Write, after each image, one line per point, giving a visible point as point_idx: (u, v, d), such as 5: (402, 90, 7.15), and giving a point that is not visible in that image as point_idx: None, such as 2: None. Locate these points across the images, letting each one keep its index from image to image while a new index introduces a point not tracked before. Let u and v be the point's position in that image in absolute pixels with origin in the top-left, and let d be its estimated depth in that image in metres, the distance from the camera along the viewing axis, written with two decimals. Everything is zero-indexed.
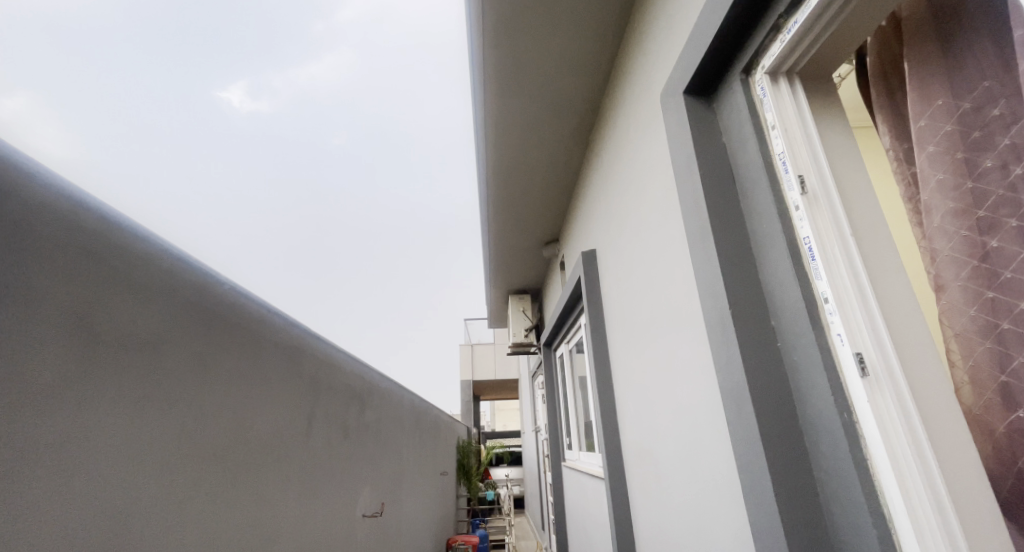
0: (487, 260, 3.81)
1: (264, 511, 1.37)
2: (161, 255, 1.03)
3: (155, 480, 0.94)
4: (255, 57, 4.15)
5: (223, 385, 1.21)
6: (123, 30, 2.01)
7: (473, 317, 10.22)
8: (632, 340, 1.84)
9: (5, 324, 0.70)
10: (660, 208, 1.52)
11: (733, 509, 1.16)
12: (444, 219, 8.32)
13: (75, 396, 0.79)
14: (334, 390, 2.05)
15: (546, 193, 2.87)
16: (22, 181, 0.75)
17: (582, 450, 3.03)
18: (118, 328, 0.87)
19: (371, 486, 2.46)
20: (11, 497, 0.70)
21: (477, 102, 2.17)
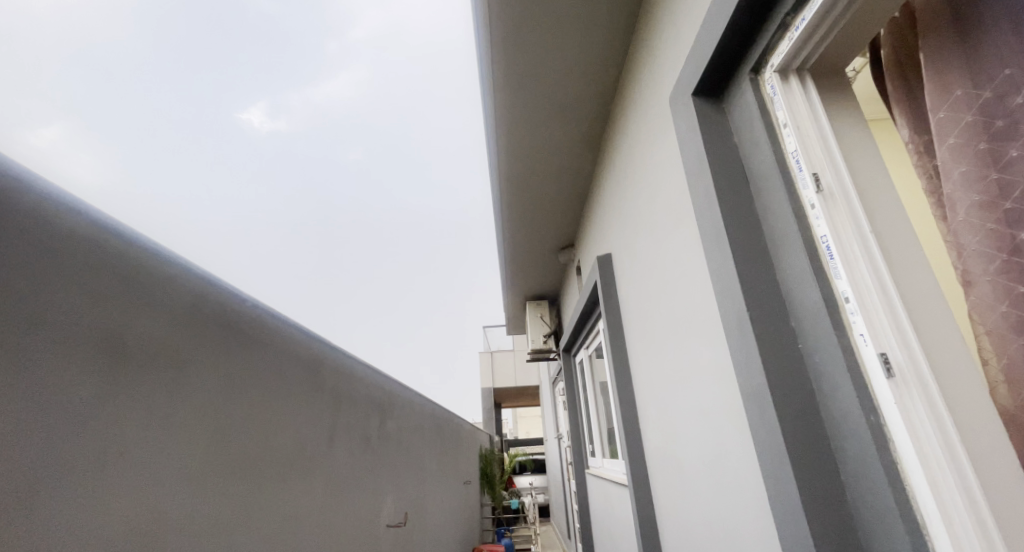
0: (504, 268, 3.83)
1: (291, 521, 1.40)
2: (186, 275, 1.07)
3: (185, 489, 0.97)
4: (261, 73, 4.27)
5: (247, 399, 1.24)
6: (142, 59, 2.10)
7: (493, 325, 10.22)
8: (652, 344, 1.82)
9: (51, 348, 0.75)
10: (673, 209, 1.51)
11: (760, 515, 1.13)
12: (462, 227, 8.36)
13: (111, 410, 0.83)
14: (356, 401, 2.08)
15: (561, 199, 2.87)
16: (60, 215, 0.80)
17: (606, 456, 2.99)
18: (145, 345, 0.91)
19: (394, 495, 2.47)
20: (55, 502, 0.73)
21: (487, 111, 2.20)
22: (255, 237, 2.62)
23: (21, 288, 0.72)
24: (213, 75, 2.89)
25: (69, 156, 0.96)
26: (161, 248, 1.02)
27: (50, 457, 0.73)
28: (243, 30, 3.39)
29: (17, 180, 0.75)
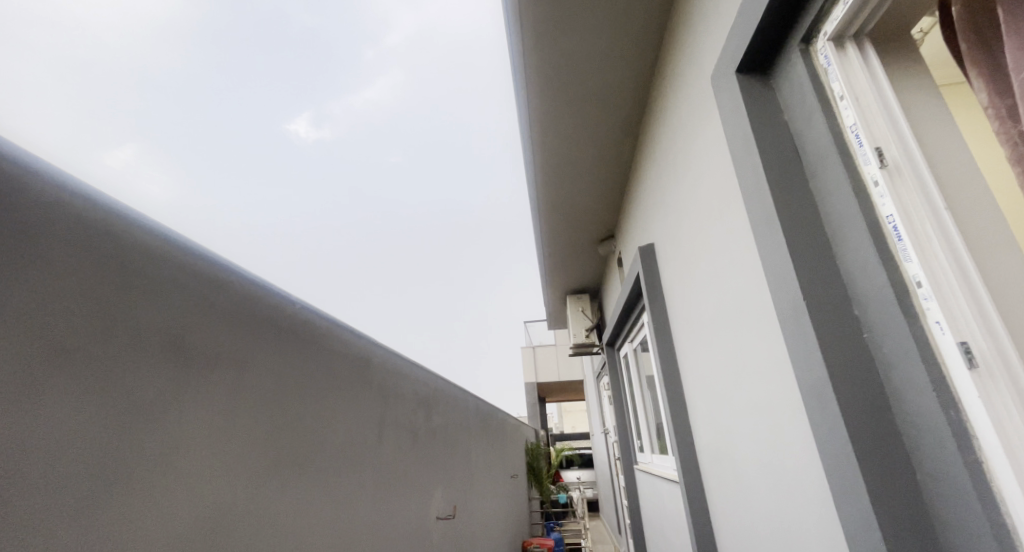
0: (543, 263, 3.80)
1: (343, 515, 1.45)
2: (240, 282, 1.14)
3: (245, 482, 1.03)
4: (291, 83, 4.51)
5: (300, 398, 1.30)
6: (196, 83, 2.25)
7: (534, 319, 10.18)
8: (700, 337, 1.75)
9: (130, 352, 0.81)
10: (719, 194, 1.44)
11: (826, 516, 1.06)
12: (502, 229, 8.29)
13: (178, 409, 0.89)
14: (404, 397, 2.13)
15: (598, 190, 2.82)
16: (130, 230, 0.86)
17: (655, 452, 2.92)
18: (205, 348, 0.97)
19: (443, 489, 2.52)
20: (133, 493, 0.78)
21: (521, 106, 2.18)
22: (299, 242, 2.72)
23: (105, 296, 0.79)
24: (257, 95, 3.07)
25: (129, 172, 1.03)
26: (214, 254, 1.08)
27: (127, 451, 0.78)
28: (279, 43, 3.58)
29: (87, 200, 0.81)
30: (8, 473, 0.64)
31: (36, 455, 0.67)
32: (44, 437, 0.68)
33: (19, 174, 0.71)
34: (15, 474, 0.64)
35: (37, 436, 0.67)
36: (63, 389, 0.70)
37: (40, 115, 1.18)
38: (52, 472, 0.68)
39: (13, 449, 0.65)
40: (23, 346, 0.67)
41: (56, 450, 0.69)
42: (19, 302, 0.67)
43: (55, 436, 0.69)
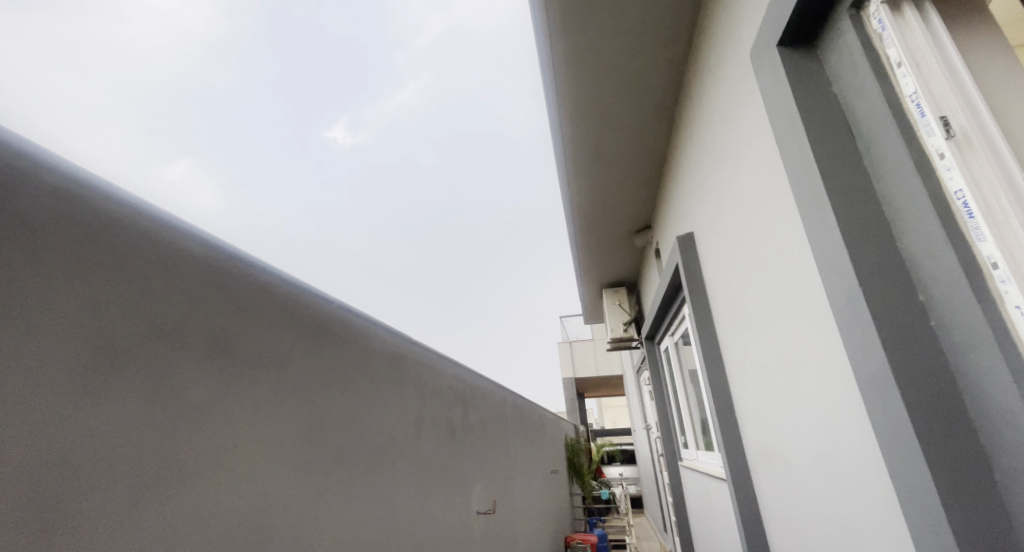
0: (576, 257, 3.75)
1: (384, 509, 1.48)
2: (278, 285, 1.18)
3: (288, 477, 1.07)
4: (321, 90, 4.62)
5: (338, 395, 1.34)
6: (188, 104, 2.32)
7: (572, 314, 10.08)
8: (744, 328, 1.67)
9: (180, 355, 0.86)
10: (762, 177, 1.36)
11: (890, 518, 0.99)
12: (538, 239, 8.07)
13: (225, 408, 0.92)
14: (441, 393, 2.15)
15: (631, 180, 2.75)
16: (172, 237, 0.90)
17: (700, 448, 2.83)
18: (247, 348, 1.02)
19: (482, 484, 2.53)
20: (189, 487, 0.82)
21: (550, 98, 2.14)
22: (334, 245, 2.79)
23: (154, 300, 0.83)
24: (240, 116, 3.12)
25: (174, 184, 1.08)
26: (251, 258, 1.12)
27: (182, 447, 0.82)
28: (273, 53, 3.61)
29: (133, 210, 0.85)
30: (79, 472, 0.67)
31: (100, 454, 0.70)
32: (106, 438, 0.71)
33: (70, 188, 0.74)
34: (84, 473, 0.68)
35: (100, 436, 0.70)
36: (120, 392, 0.74)
37: (90, 134, 1.27)
38: (113, 473, 0.71)
39: (84, 448, 0.68)
40: (82, 350, 0.71)
41: (118, 449, 0.73)
42: (78, 307, 0.71)
43: (116, 435, 0.72)
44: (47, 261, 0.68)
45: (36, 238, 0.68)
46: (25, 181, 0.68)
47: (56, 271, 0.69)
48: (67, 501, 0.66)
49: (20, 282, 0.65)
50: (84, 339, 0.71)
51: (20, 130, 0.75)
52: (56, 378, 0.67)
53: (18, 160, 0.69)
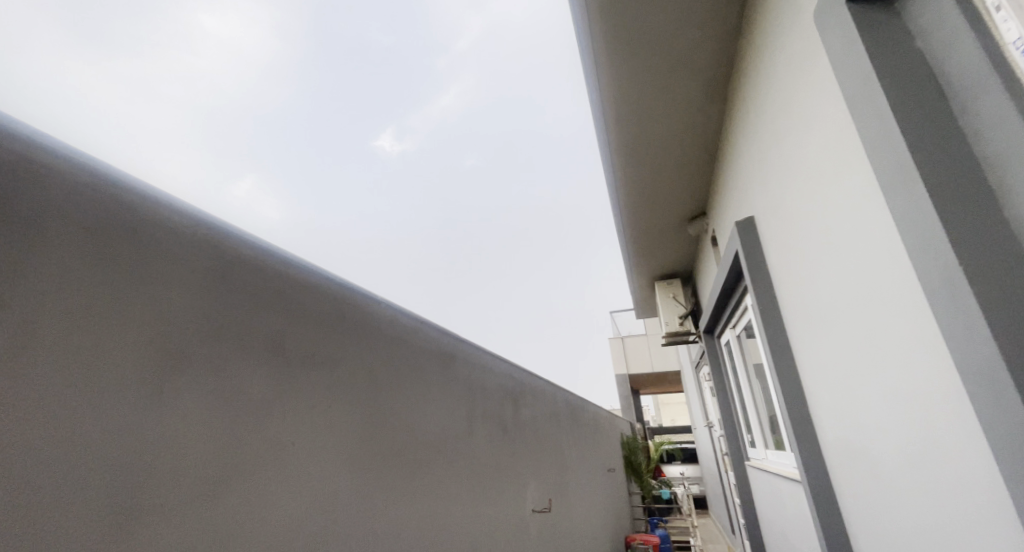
0: (625, 250, 3.63)
1: (439, 506, 1.49)
2: (331, 287, 1.22)
3: (346, 478, 1.10)
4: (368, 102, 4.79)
5: (392, 396, 1.36)
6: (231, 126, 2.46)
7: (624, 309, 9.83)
8: (816, 317, 1.53)
9: (242, 356, 0.90)
10: (832, 152, 1.24)
11: (1006, 533, 0.86)
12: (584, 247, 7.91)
13: (284, 408, 0.96)
14: (491, 391, 2.14)
15: (682, 166, 2.62)
16: (230, 245, 0.95)
17: (769, 447, 2.65)
18: (305, 349, 1.06)
19: (537, 483, 2.50)
20: (253, 483, 0.85)
21: (592, 87, 2.07)
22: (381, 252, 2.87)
23: (217, 304, 0.87)
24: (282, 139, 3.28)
25: (239, 204, 1.16)
26: (302, 262, 1.16)
27: (246, 443, 0.86)
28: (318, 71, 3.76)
29: (194, 222, 0.89)
30: (159, 465, 0.71)
31: (175, 449, 0.74)
32: (180, 432, 0.75)
33: (133, 201, 0.78)
34: (164, 465, 0.72)
35: (175, 431, 0.74)
36: (192, 392, 0.78)
37: (153, 153, 1.35)
38: (186, 466, 0.75)
39: (162, 443, 0.72)
40: (158, 351, 0.75)
41: (191, 445, 0.76)
42: (151, 313, 0.75)
43: (188, 432, 0.76)
44: (124, 269, 0.73)
45: (113, 247, 0.72)
46: (94, 196, 0.72)
47: (126, 276, 0.73)
48: (148, 493, 0.69)
49: (96, 288, 0.69)
50: (153, 342, 0.74)
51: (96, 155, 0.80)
52: (132, 376, 0.70)
53: (98, 183, 0.74)
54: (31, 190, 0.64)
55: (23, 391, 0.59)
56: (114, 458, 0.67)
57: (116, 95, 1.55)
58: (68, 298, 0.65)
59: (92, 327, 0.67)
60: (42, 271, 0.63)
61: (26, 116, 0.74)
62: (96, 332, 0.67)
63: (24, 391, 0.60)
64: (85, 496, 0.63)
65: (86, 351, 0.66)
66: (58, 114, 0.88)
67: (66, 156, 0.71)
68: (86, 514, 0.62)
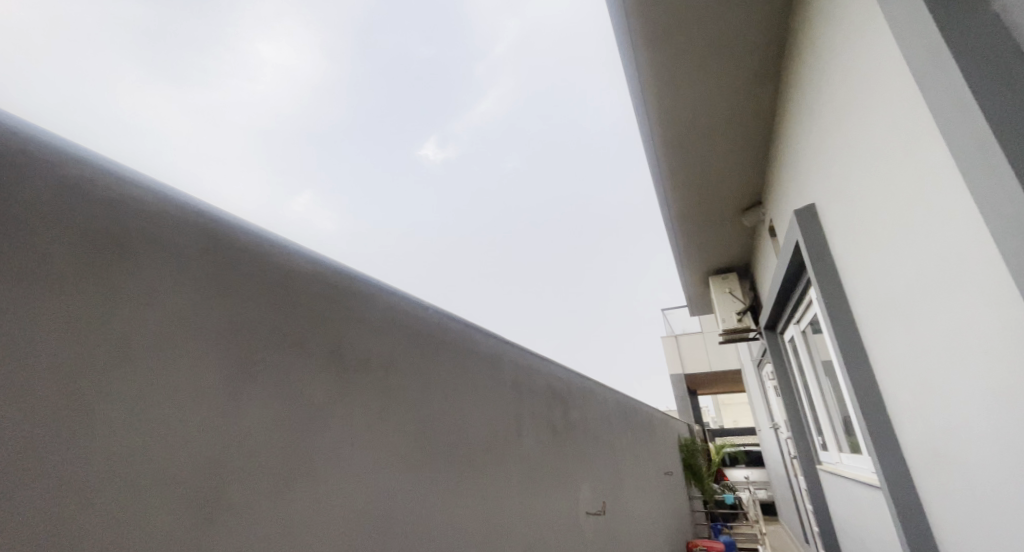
0: (675, 246, 3.51)
1: (488, 507, 1.50)
2: (380, 294, 1.27)
3: (399, 478, 1.14)
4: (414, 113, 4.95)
5: (442, 397, 1.40)
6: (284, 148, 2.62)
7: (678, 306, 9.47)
8: (890, 311, 1.41)
9: (305, 362, 0.96)
10: (900, 133, 1.15)
11: None
12: (630, 250, 7.69)
13: (340, 411, 1.01)
14: (540, 392, 2.14)
15: (734, 155, 2.49)
16: (287, 258, 1.02)
17: (844, 452, 2.46)
18: (359, 354, 1.12)
19: (590, 484, 2.47)
20: (314, 484, 0.91)
21: (632, 81, 2.03)
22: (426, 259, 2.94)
23: (280, 313, 0.94)
24: (329, 158, 3.47)
25: (295, 218, 1.24)
26: (352, 271, 1.22)
27: (308, 444, 0.92)
28: (362, 88, 3.91)
29: (258, 238, 0.97)
30: (234, 465, 0.77)
31: (247, 450, 0.80)
32: (250, 435, 0.81)
33: (203, 222, 0.85)
34: (239, 465, 0.78)
35: (246, 433, 0.81)
36: (262, 395, 0.85)
37: (216, 172, 1.46)
38: (256, 467, 0.81)
39: (237, 444, 0.78)
40: (231, 359, 0.82)
41: (261, 446, 0.82)
42: (224, 324, 0.82)
43: (256, 434, 0.82)
44: (199, 284, 0.80)
45: (190, 264, 0.79)
46: (169, 221, 0.79)
47: (202, 291, 0.80)
48: (227, 491, 0.75)
49: (179, 303, 0.76)
50: (228, 351, 0.81)
51: (170, 181, 0.88)
52: (212, 383, 0.77)
53: (174, 208, 0.81)
54: (119, 217, 0.71)
55: (128, 397, 0.66)
56: (195, 464, 0.71)
57: (185, 125, 1.69)
58: (159, 312, 0.72)
59: (176, 338, 0.74)
60: (136, 288, 0.70)
61: (115, 153, 0.83)
62: (179, 342, 0.74)
63: (123, 398, 0.65)
64: (170, 499, 0.68)
65: (170, 360, 0.72)
66: (136, 147, 0.98)
67: (146, 187, 0.79)
68: (175, 510, 0.68)
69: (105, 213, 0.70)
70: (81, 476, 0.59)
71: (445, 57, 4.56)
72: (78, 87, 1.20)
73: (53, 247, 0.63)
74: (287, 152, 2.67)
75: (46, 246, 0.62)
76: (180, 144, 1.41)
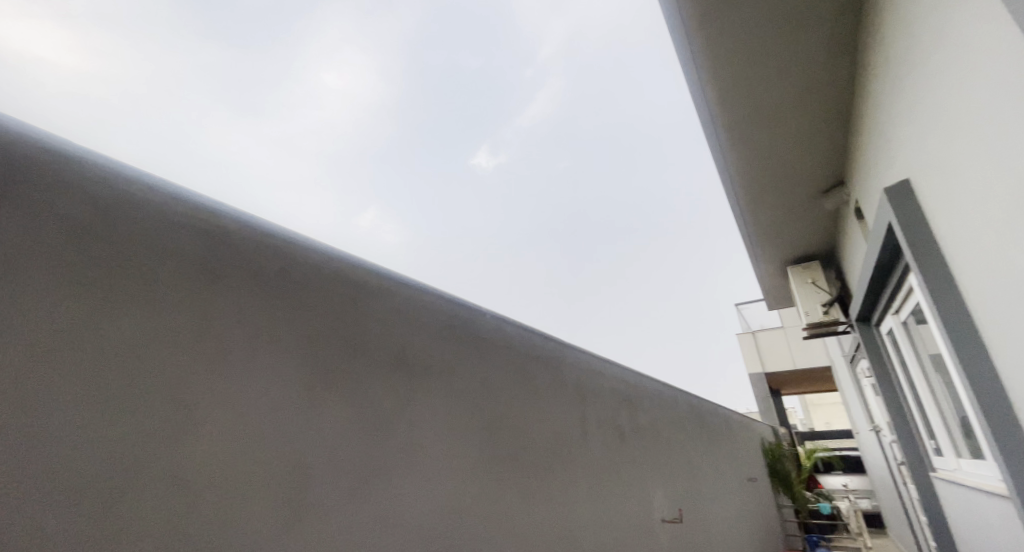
0: (746, 236, 3.28)
1: (557, 511, 1.48)
2: (442, 302, 1.31)
3: (466, 482, 1.16)
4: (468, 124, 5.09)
5: (505, 402, 1.41)
6: (346, 170, 2.79)
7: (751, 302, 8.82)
8: (1008, 297, 1.22)
9: (373, 371, 1.01)
10: (1007, 92, 1.00)
11: None
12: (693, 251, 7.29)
13: (408, 418, 1.06)
14: (605, 395, 2.09)
15: (809, 134, 2.28)
16: (355, 272, 1.08)
17: (963, 457, 2.16)
18: (424, 362, 1.16)
19: (664, 490, 2.36)
20: (384, 490, 0.94)
21: (689, 67, 1.93)
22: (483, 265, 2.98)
23: (350, 327, 1.00)
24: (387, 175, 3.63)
25: (359, 234, 1.31)
26: (414, 281, 1.27)
27: (380, 452, 0.96)
28: (414, 105, 4.06)
29: (327, 255, 1.03)
30: (315, 469, 0.82)
31: (324, 457, 0.85)
32: (326, 440, 0.86)
33: (278, 244, 0.92)
34: (320, 469, 0.83)
35: (324, 438, 0.86)
36: (335, 402, 0.90)
37: (286, 194, 1.58)
38: (333, 471, 0.85)
39: (316, 449, 0.83)
40: (308, 371, 0.87)
41: (338, 453, 0.87)
42: (300, 338, 0.88)
43: (334, 441, 0.87)
44: (277, 303, 0.86)
45: (271, 284, 0.86)
46: (252, 246, 0.86)
47: (279, 309, 0.86)
48: (309, 494, 0.80)
49: (263, 320, 0.83)
50: (306, 364, 0.87)
51: (248, 209, 0.96)
52: (293, 393, 0.83)
53: (254, 233, 0.88)
54: (204, 244, 0.78)
55: (225, 409, 0.72)
56: (277, 467, 0.77)
57: (262, 155, 1.85)
58: (245, 331, 0.79)
59: (261, 353, 0.80)
60: (224, 310, 0.77)
61: (204, 188, 0.93)
62: (261, 356, 0.80)
63: (221, 409, 0.72)
64: (259, 501, 0.73)
65: (254, 373, 0.78)
66: (220, 180, 1.08)
67: (230, 215, 0.87)
68: (264, 510, 0.73)
69: (190, 240, 0.76)
70: (182, 477, 0.65)
71: (494, 65, 4.61)
72: (172, 131, 1.36)
73: (157, 274, 0.71)
74: (350, 173, 2.84)
75: (151, 275, 0.70)
76: (256, 172, 1.54)
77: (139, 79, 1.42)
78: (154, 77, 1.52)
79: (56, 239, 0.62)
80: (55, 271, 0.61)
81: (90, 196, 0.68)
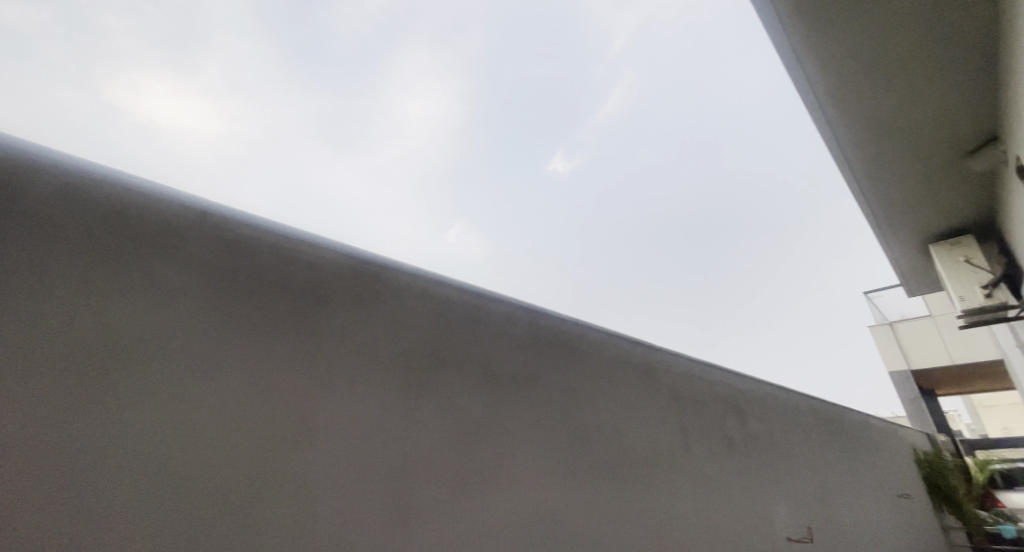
0: (870, 214, 2.85)
1: (661, 525, 1.40)
2: (524, 312, 1.31)
3: (563, 492, 1.15)
4: (545, 132, 5.12)
5: (596, 412, 1.37)
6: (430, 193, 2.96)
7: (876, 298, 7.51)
8: None
9: (462, 384, 1.05)
10: None
11: None
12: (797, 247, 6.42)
13: (499, 428, 1.08)
14: (707, 401, 1.93)
15: (945, 88, 1.92)
16: (439, 287, 1.12)
17: None
18: (510, 372, 1.17)
19: (787, 504, 2.12)
20: (482, 498, 0.97)
21: (778, 36, 1.74)
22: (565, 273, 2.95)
23: (438, 341, 1.04)
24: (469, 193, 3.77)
25: (441, 251, 1.36)
26: (495, 292, 1.28)
27: (475, 461, 0.99)
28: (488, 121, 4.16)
29: (413, 273, 1.08)
30: (415, 476, 0.87)
31: (423, 465, 0.90)
32: (424, 449, 0.91)
33: (368, 267, 0.99)
34: (420, 476, 0.88)
35: (422, 447, 0.91)
36: (430, 414, 0.95)
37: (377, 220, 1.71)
38: (432, 478, 0.90)
39: (415, 457, 0.89)
40: (403, 384, 0.93)
41: (437, 462, 0.92)
42: (393, 355, 0.94)
43: (430, 450, 0.92)
44: (372, 322, 0.93)
45: (366, 307, 0.94)
46: (347, 271, 0.94)
47: (374, 329, 0.93)
48: (411, 499, 0.85)
49: (363, 339, 0.90)
50: (401, 378, 0.93)
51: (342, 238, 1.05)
52: (392, 406, 0.89)
53: (348, 260, 0.96)
54: (307, 274, 0.87)
55: (335, 421, 0.80)
56: (382, 474, 0.83)
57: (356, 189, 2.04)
58: (347, 350, 0.87)
59: (362, 369, 0.88)
60: (328, 332, 0.85)
61: (305, 223, 1.03)
62: (360, 371, 0.87)
63: (332, 421, 0.79)
64: (369, 506, 0.79)
65: (354, 390, 0.85)
66: (315, 213, 1.20)
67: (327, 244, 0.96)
68: (374, 513, 0.80)
69: (296, 273, 0.86)
70: (308, 481, 0.73)
71: (566, 70, 4.57)
72: (284, 177, 1.55)
73: (276, 303, 0.81)
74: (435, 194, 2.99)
75: (271, 305, 0.80)
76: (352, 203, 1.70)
77: (258, 136, 1.66)
78: (268, 133, 1.76)
79: (198, 282, 0.74)
80: (199, 308, 0.72)
81: (215, 241, 0.79)
